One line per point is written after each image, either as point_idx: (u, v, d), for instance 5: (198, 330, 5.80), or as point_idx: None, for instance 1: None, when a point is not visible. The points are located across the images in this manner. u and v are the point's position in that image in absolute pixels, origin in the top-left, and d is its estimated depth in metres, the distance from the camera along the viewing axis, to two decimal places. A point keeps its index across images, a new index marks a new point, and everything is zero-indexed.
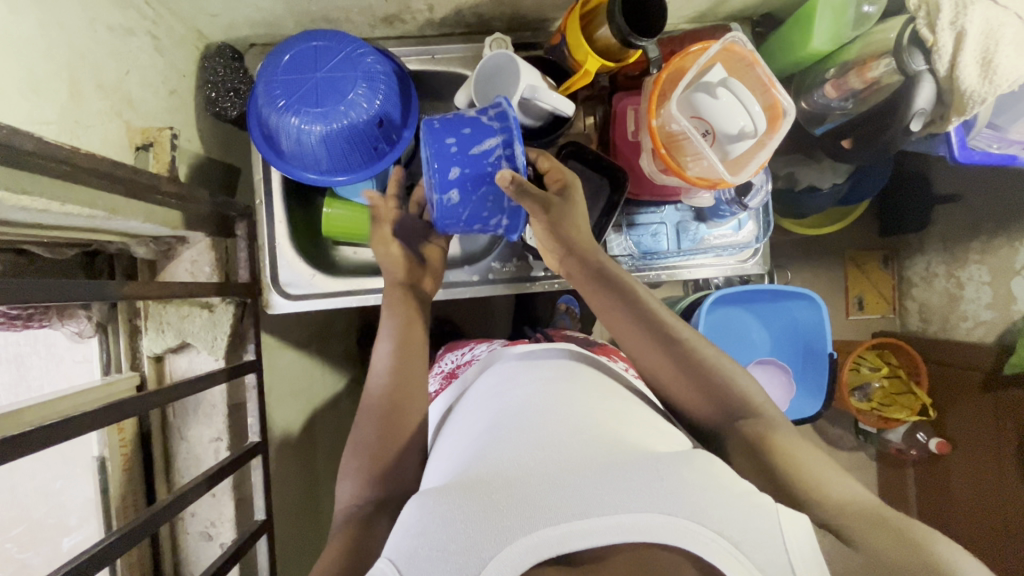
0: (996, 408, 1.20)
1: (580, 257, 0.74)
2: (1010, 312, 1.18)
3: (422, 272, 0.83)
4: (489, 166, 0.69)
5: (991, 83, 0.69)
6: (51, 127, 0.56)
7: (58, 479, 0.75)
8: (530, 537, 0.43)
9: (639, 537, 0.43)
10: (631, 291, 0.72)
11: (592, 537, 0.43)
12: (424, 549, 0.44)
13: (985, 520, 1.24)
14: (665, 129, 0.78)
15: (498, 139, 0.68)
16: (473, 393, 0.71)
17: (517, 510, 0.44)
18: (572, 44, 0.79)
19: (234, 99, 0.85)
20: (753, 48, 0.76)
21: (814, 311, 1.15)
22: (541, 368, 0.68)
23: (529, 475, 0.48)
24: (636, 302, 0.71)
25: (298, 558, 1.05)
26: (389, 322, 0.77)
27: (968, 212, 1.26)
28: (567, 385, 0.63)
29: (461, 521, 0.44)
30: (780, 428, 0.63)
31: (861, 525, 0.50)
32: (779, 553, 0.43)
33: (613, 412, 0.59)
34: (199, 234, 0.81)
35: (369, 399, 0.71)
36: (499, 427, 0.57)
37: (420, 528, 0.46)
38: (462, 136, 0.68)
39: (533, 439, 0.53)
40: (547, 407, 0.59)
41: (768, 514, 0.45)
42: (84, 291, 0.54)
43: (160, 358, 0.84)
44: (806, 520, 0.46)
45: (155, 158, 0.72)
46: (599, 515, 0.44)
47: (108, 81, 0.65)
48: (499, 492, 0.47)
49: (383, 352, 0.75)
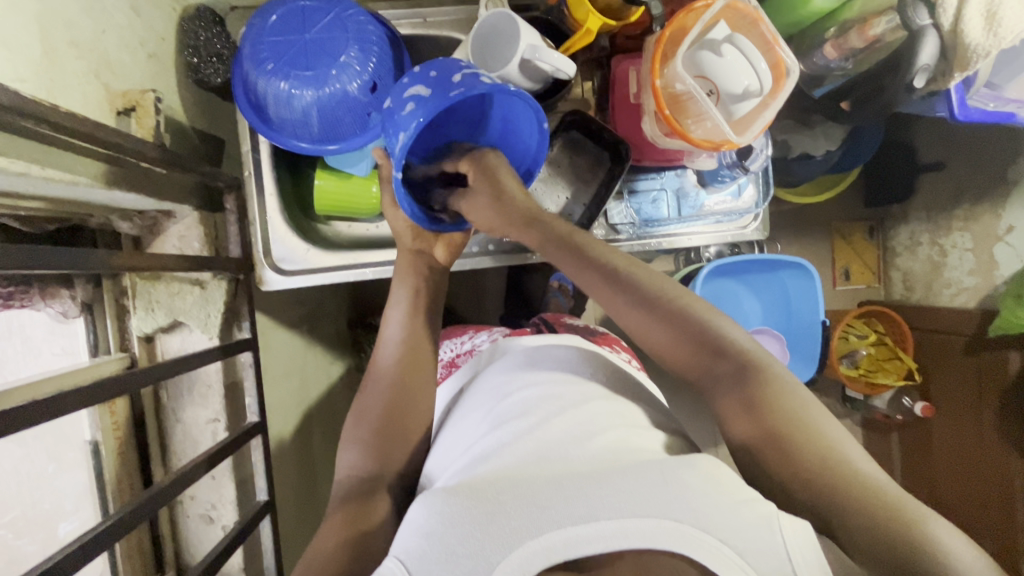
0: (979, 370, 1.23)
1: (550, 236, 0.67)
2: (993, 278, 1.21)
3: (433, 237, 0.77)
4: (404, 104, 0.65)
5: (995, 35, 0.70)
6: (26, 86, 0.52)
7: (52, 463, 0.71)
8: (537, 541, 0.42)
9: (643, 542, 0.42)
10: (594, 257, 0.64)
11: (598, 542, 0.42)
12: (433, 550, 0.43)
13: (967, 482, 1.27)
14: (669, 90, 0.76)
15: (425, 90, 0.64)
16: (472, 392, 0.70)
17: (525, 513, 0.43)
18: (573, 3, 0.76)
19: (217, 65, 0.80)
20: (757, 4, 0.73)
21: (806, 278, 1.16)
22: (548, 368, 0.67)
23: (538, 479, 0.48)
24: (605, 267, 0.64)
25: (297, 544, 1.03)
26: (398, 294, 0.75)
27: (952, 180, 1.28)
28: (574, 388, 0.62)
29: (468, 524, 0.43)
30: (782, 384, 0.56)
31: (859, 503, 0.47)
32: (781, 561, 0.41)
33: (622, 415, 0.59)
34: (187, 207, 0.77)
35: (377, 367, 0.70)
36: (509, 434, 0.57)
37: (428, 528, 0.44)
38: (427, 77, 0.65)
39: (541, 449, 0.53)
40: (556, 412, 0.58)
41: (769, 522, 0.43)
42: (72, 258, 0.51)
43: (150, 338, 0.80)
44: (806, 523, 0.43)
45: (137, 124, 0.68)
46: (607, 519, 0.43)
47: (84, 39, 0.60)
48: (507, 493, 0.45)
49: (394, 322, 0.73)
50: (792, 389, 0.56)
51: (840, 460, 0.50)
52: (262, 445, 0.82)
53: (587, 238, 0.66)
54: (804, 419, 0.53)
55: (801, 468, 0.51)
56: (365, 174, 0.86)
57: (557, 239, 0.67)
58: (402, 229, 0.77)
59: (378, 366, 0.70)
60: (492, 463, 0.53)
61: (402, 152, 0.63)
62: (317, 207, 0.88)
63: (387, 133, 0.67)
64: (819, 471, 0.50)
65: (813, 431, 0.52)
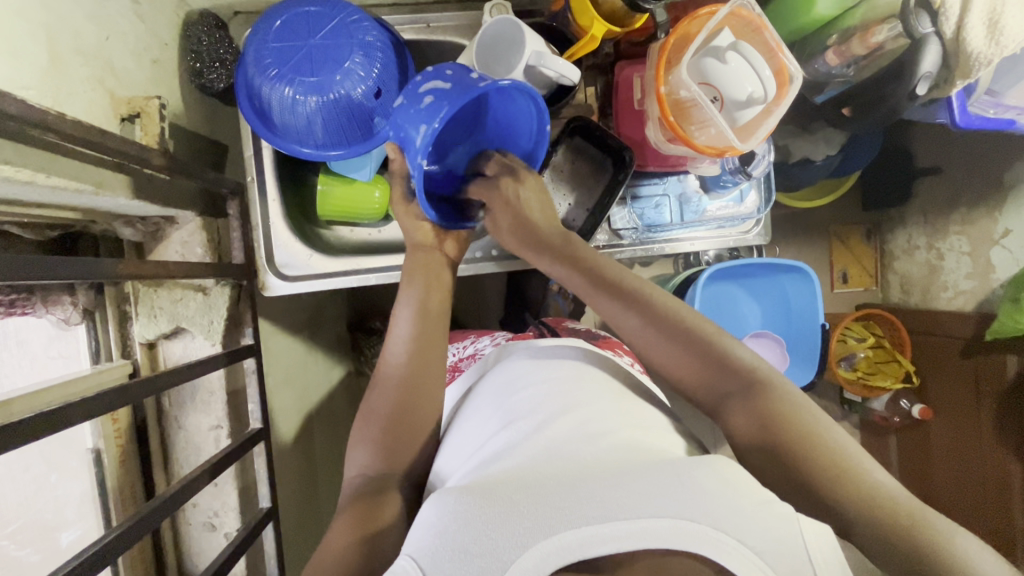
0: (977, 373, 1.24)
1: (563, 256, 0.71)
2: (990, 281, 1.22)
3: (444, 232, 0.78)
4: (424, 97, 0.66)
5: (997, 44, 0.70)
6: (31, 93, 0.51)
7: (54, 473, 0.70)
8: (550, 541, 0.41)
9: (660, 543, 0.41)
10: (601, 271, 0.68)
11: (613, 543, 0.41)
12: (446, 549, 0.42)
13: (966, 487, 1.28)
14: (673, 97, 0.76)
15: (446, 85, 0.66)
16: (480, 393, 0.69)
17: (539, 513, 0.43)
18: (576, 9, 0.75)
19: (220, 70, 0.80)
20: (761, 12, 0.74)
21: (805, 282, 1.16)
22: (556, 367, 0.66)
23: (549, 480, 0.47)
24: (613, 284, 0.67)
25: (299, 549, 1.03)
26: (408, 292, 0.73)
27: (949, 184, 1.29)
28: (583, 386, 0.62)
29: (482, 523, 0.43)
30: (787, 399, 0.57)
31: (876, 512, 0.47)
32: (803, 563, 0.41)
33: (630, 416, 0.58)
34: (189, 213, 0.77)
35: (386, 370, 0.69)
36: (519, 433, 0.56)
37: (441, 528, 0.44)
38: (445, 74, 0.67)
39: (551, 448, 0.53)
40: (566, 410, 0.58)
41: (787, 521, 0.43)
42: (75, 267, 0.51)
43: (152, 345, 0.80)
44: (830, 530, 0.43)
45: (142, 130, 0.67)
46: (622, 519, 0.42)
47: (88, 45, 0.60)
48: (519, 494, 0.45)
49: (403, 321, 0.71)
50: (796, 403, 0.57)
51: (848, 466, 0.51)
52: (264, 451, 0.81)
53: (597, 262, 0.69)
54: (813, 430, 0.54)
55: (804, 471, 0.51)
56: (369, 179, 0.86)
57: (568, 260, 0.70)
58: (417, 226, 0.76)
59: (387, 368, 0.69)
60: (502, 462, 0.53)
61: (426, 143, 0.65)
62: (320, 212, 0.88)
63: (402, 127, 0.68)
64: (827, 477, 0.50)
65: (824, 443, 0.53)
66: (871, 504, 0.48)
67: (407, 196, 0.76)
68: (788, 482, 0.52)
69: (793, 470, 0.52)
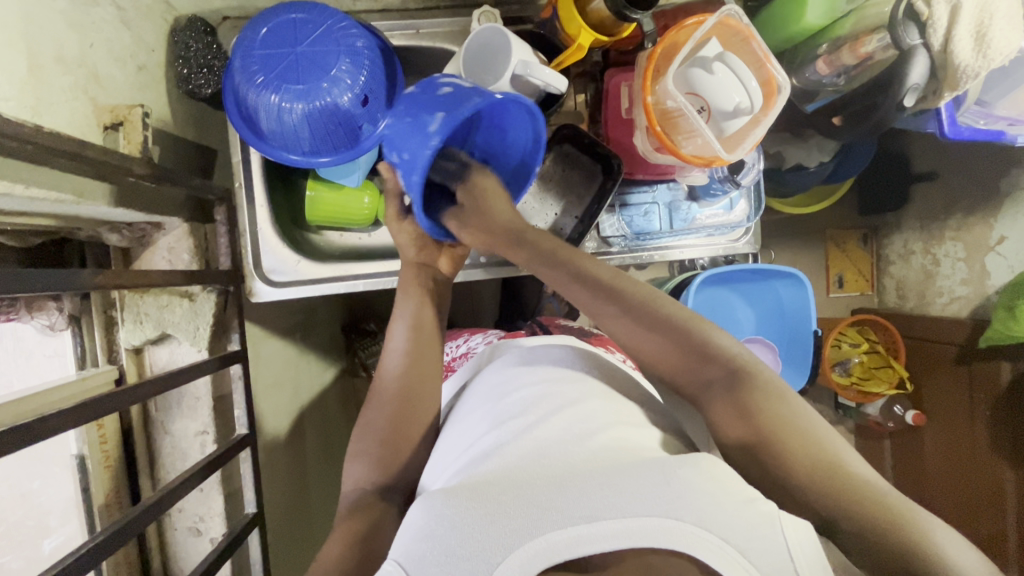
0: (971, 380, 1.23)
1: (541, 248, 0.68)
2: (984, 288, 1.22)
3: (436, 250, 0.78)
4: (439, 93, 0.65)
5: (985, 57, 0.70)
6: (11, 104, 0.51)
7: (35, 479, 0.71)
8: (536, 541, 0.41)
9: (646, 542, 0.41)
10: (581, 268, 0.65)
11: (600, 541, 0.41)
12: (433, 553, 0.42)
13: (960, 493, 1.27)
14: (659, 107, 0.75)
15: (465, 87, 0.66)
16: (470, 393, 0.70)
17: (526, 513, 0.43)
18: (565, 17, 0.75)
19: (208, 76, 0.81)
20: (748, 22, 0.74)
21: (799, 289, 1.15)
22: (545, 368, 0.66)
23: (538, 479, 0.47)
24: (588, 276, 0.64)
25: (287, 552, 1.03)
26: (403, 306, 0.73)
27: (945, 190, 1.28)
28: (572, 386, 0.62)
29: (468, 525, 0.43)
30: (782, 393, 0.56)
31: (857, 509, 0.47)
32: (784, 561, 0.41)
33: (620, 415, 0.58)
34: (176, 219, 0.77)
35: (382, 384, 0.69)
36: (508, 436, 0.56)
37: (428, 530, 0.44)
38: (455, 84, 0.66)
39: (539, 448, 0.53)
40: (554, 409, 0.58)
41: (770, 521, 0.43)
42: (54, 279, 0.50)
43: (139, 350, 0.80)
44: (809, 525, 0.43)
45: (125, 139, 0.68)
46: (609, 519, 0.42)
47: (71, 54, 0.60)
48: (506, 494, 0.45)
49: (398, 335, 0.71)
50: (781, 393, 0.55)
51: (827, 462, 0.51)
52: (250, 456, 0.81)
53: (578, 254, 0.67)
54: (797, 422, 0.53)
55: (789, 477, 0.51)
56: (358, 185, 0.86)
57: (546, 254, 0.67)
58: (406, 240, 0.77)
59: (382, 381, 0.69)
60: (490, 462, 0.53)
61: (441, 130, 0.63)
62: (309, 217, 0.88)
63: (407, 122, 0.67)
64: (810, 478, 0.50)
65: (806, 437, 0.52)
66: (854, 497, 0.48)
67: (402, 212, 0.78)
68: (771, 480, 0.52)
69: (776, 469, 0.52)
